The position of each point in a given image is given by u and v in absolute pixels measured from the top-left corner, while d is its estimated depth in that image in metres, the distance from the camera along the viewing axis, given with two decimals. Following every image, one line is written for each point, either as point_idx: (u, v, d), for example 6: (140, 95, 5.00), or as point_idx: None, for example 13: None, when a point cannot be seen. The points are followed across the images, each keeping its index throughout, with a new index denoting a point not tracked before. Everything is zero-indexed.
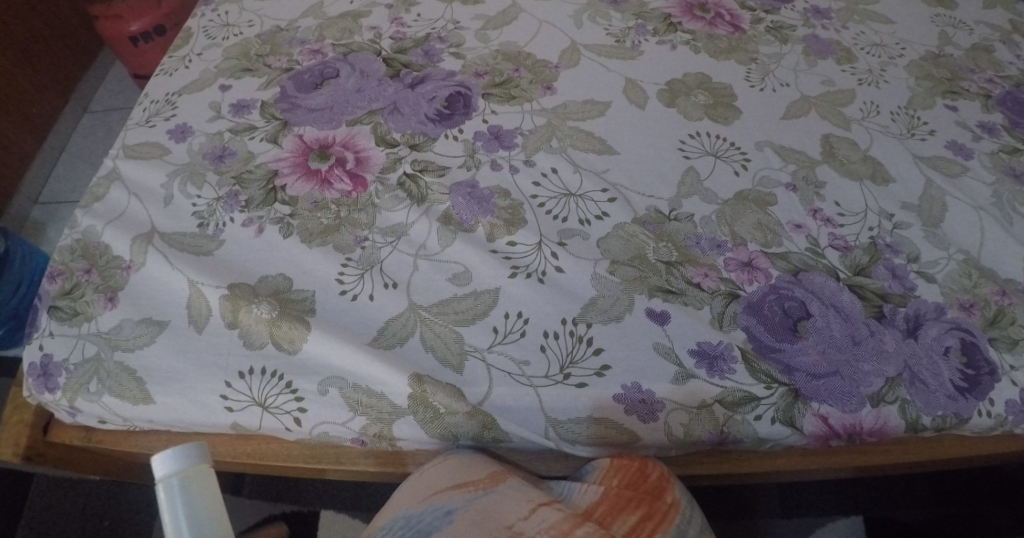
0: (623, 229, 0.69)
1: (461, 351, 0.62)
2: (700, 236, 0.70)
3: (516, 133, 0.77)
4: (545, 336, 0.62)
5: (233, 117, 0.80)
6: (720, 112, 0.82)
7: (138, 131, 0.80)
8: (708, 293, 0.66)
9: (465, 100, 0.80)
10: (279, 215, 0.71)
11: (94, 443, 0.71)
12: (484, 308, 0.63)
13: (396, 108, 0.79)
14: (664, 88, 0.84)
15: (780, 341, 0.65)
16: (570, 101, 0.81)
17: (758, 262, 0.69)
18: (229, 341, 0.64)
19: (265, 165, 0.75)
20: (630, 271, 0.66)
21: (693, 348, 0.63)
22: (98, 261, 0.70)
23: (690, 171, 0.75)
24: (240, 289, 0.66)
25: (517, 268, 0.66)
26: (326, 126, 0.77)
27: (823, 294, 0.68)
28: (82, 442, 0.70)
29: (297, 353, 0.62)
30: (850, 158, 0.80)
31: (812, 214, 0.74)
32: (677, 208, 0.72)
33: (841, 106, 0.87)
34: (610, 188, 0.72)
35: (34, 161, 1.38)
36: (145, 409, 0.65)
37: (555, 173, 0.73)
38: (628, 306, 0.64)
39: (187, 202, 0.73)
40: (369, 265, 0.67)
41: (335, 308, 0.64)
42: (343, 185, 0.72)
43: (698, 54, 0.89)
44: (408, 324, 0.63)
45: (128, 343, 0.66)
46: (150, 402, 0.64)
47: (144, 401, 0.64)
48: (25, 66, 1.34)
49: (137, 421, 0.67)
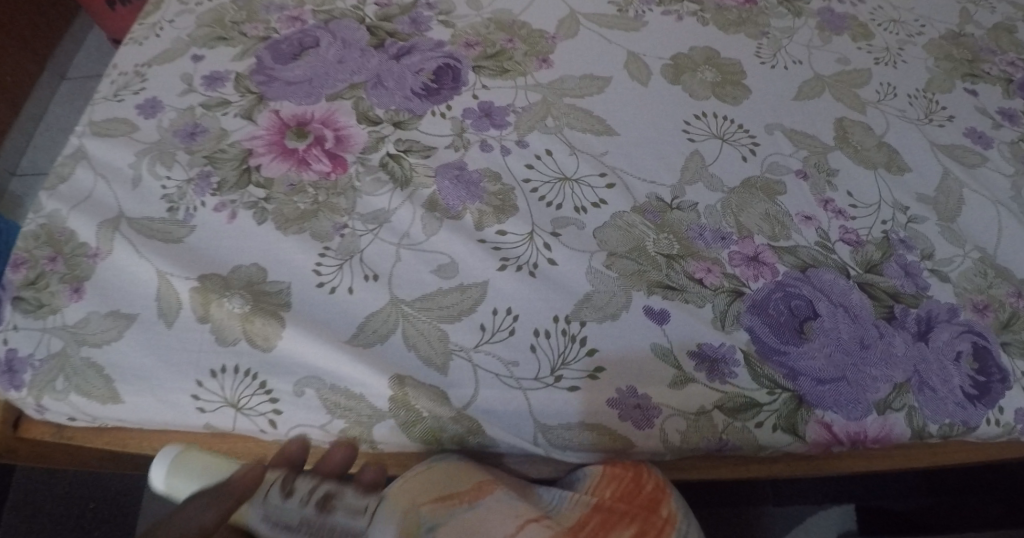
0: (622, 218, 0.64)
1: (446, 350, 0.58)
2: (704, 226, 0.65)
3: (508, 111, 0.70)
4: (536, 335, 0.58)
5: (206, 91, 0.76)
6: (729, 90, 0.75)
7: (106, 106, 0.76)
8: (711, 291, 0.62)
9: (454, 73, 0.74)
10: (253, 199, 0.66)
11: (66, 440, 0.68)
12: (470, 304, 0.59)
13: (380, 82, 0.73)
14: (669, 63, 0.76)
15: (786, 343, 0.61)
16: (567, 76, 0.74)
17: (766, 256, 0.65)
18: (201, 338, 0.61)
19: (239, 144, 0.70)
20: (628, 264, 0.62)
21: (693, 350, 0.60)
22: (63, 249, 0.66)
23: (695, 154, 0.69)
24: (210, 281, 0.62)
25: (507, 260, 0.61)
26: (305, 100, 0.72)
27: (831, 292, 0.65)
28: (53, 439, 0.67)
29: (271, 350, 0.59)
30: (864, 144, 0.75)
31: (822, 204, 0.69)
32: (680, 196, 0.66)
33: (856, 87, 0.80)
34: (608, 172, 0.66)
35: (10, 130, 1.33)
36: (114, 408, 0.62)
37: (549, 155, 0.67)
38: (626, 303, 0.60)
39: (156, 185, 0.69)
40: (347, 254, 0.62)
41: (311, 301, 0.60)
42: (321, 165, 0.67)
43: (705, 26, 0.82)
44: (390, 320, 0.59)
45: (96, 339, 0.62)
46: (118, 401, 0.62)
47: (112, 400, 0.62)
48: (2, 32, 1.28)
49: (105, 420, 0.64)
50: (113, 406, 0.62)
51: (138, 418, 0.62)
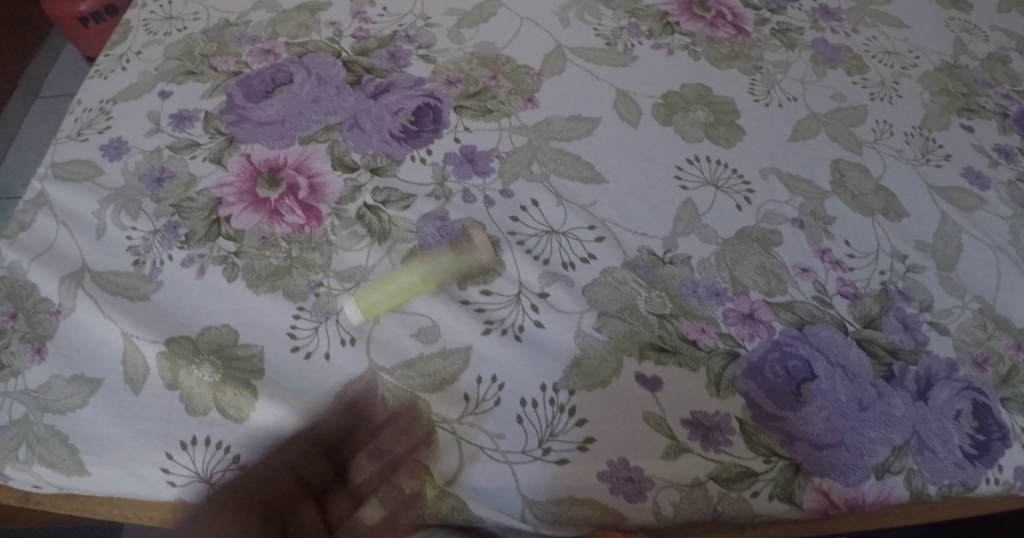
0: (612, 275, 0.61)
1: (429, 421, 0.55)
2: (697, 282, 0.62)
3: (491, 156, 0.67)
4: (523, 405, 0.56)
5: (174, 132, 0.72)
6: (722, 132, 0.71)
7: (70, 146, 0.72)
8: (705, 352, 0.60)
9: (436, 113, 0.69)
10: (223, 253, 0.63)
11: (32, 505, 0.64)
12: (454, 372, 0.57)
13: (356, 123, 0.69)
14: (660, 103, 0.72)
15: (782, 407, 0.59)
16: (554, 117, 0.69)
17: (761, 314, 0.62)
18: (170, 405, 0.58)
19: (207, 192, 0.67)
20: (619, 326, 0.59)
21: (686, 418, 0.57)
22: (24, 304, 0.63)
23: (688, 204, 0.66)
24: (179, 345, 0.59)
25: (491, 323, 0.58)
26: (277, 143, 0.69)
27: (828, 351, 0.62)
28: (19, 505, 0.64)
29: (243, 421, 0.57)
30: (861, 188, 0.73)
31: (819, 255, 0.67)
32: (673, 249, 0.63)
33: (853, 126, 0.78)
34: (597, 224, 0.63)
35: None
36: (79, 480, 0.58)
37: (536, 206, 0.64)
38: (616, 369, 0.58)
39: (121, 235, 0.65)
40: (325, 315, 0.59)
41: (286, 368, 0.58)
42: (295, 217, 0.64)
43: (697, 61, 0.77)
44: (369, 389, 0.56)
45: (59, 405, 0.59)
46: (83, 473, 0.58)
47: (78, 472, 0.58)
48: None
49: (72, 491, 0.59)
50: (78, 479, 0.58)
51: (106, 491, 0.58)
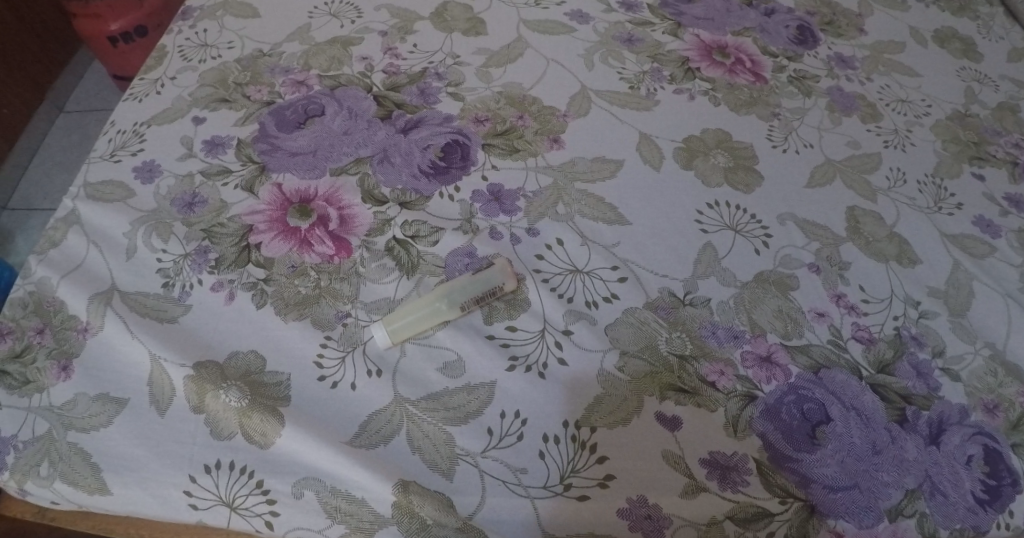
0: (633, 315, 0.62)
1: (452, 454, 0.56)
2: (717, 325, 0.64)
3: (518, 194, 0.68)
4: (546, 441, 0.57)
5: (207, 157, 0.73)
6: (741, 177, 0.73)
7: (102, 166, 0.73)
8: (724, 394, 0.61)
9: (464, 151, 0.71)
10: (252, 280, 0.64)
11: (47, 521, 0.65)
12: (478, 406, 0.58)
13: (386, 157, 0.70)
14: (682, 146, 0.74)
15: (798, 450, 0.60)
16: (579, 158, 0.71)
17: (778, 357, 0.64)
18: (195, 429, 0.59)
19: (238, 218, 0.68)
20: (640, 365, 0.60)
21: (705, 457, 0.58)
22: (52, 320, 0.64)
23: (708, 247, 0.67)
24: (206, 370, 0.60)
25: (516, 359, 0.60)
26: (308, 174, 0.70)
27: (843, 394, 0.63)
28: (35, 519, 0.65)
29: (268, 447, 0.58)
30: (876, 234, 0.75)
31: (835, 300, 0.68)
32: (693, 291, 0.65)
33: (867, 173, 0.80)
34: (620, 265, 0.65)
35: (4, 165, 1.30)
36: (100, 499, 0.59)
37: (560, 245, 0.66)
38: (636, 408, 0.59)
39: (152, 257, 0.66)
40: (352, 345, 0.61)
41: (313, 396, 0.59)
42: (324, 248, 0.65)
43: (717, 106, 0.79)
44: (395, 420, 0.57)
45: (83, 422, 0.60)
46: (106, 492, 0.59)
47: (98, 491, 0.59)
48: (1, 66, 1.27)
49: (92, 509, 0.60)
50: (99, 497, 0.59)
51: (126, 511, 0.59)
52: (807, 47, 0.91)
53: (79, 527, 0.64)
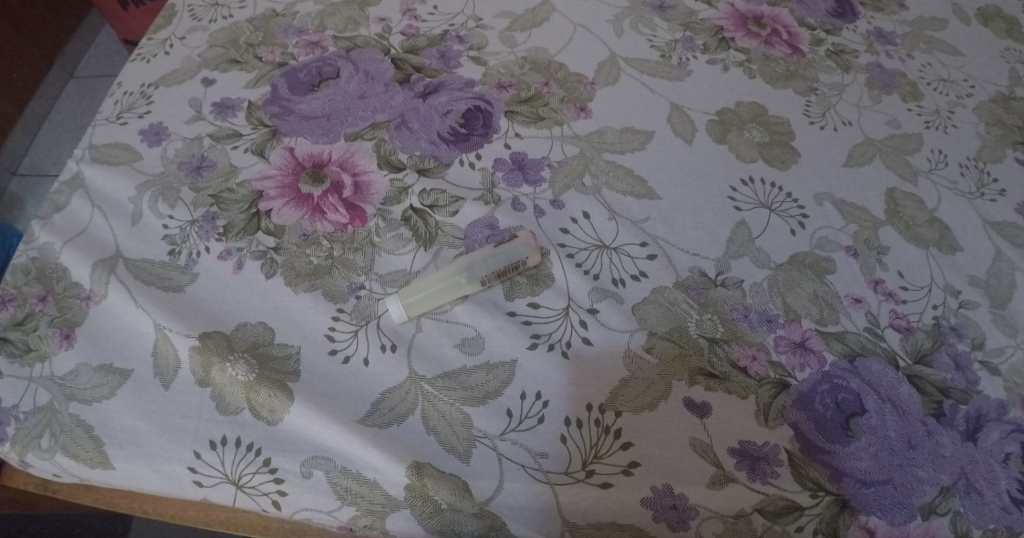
0: (662, 295, 0.59)
1: (469, 436, 0.53)
2: (750, 307, 0.60)
3: (542, 164, 0.65)
4: (568, 425, 0.54)
5: (216, 120, 0.69)
6: (777, 153, 0.69)
7: (108, 129, 0.70)
8: (756, 380, 0.57)
9: (485, 117, 0.67)
10: (262, 248, 0.61)
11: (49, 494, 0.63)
12: (497, 385, 0.55)
13: (404, 122, 0.67)
14: (715, 119, 0.70)
15: (831, 441, 0.57)
16: (606, 128, 0.68)
17: (813, 343, 0.60)
18: (200, 403, 0.56)
19: (248, 184, 0.64)
20: (669, 347, 0.57)
21: (734, 447, 0.55)
22: (55, 287, 0.61)
23: (741, 225, 0.64)
24: (212, 341, 0.58)
25: (538, 337, 0.57)
26: (321, 139, 0.66)
27: (880, 385, 0.60)
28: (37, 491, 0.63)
29: (276, 424, 0.55)
30: (915, 219, 0.70)
31: (872, 285, 0.64)
32: (725, 271, 0.61)
33: (907, 154, 0.75)
34: (649, 241, 0.61)
35: (13, 128, 1.28)
36: (103, 473, 0.57)
37: (586, 219, 0.62)
38: (664, 392, 0.55)
39: (157, 223, 0.63)
40: (365, 318, 0.58)
41: (324, 372, 0.56)
42: (338, 216, 0.62)
43: (752, 78, 0.74)
44: (409, 398, 0.54)
45: (85, 394, 0.57)
46: (108, 466, 0.56)
47: (101, 465, 0.56)
48: (8, 27, 1.23)
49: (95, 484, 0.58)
50: (102, 472, 0.56)
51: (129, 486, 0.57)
52: (846, 20, 0.86)
53: (83, 500, 0.62)
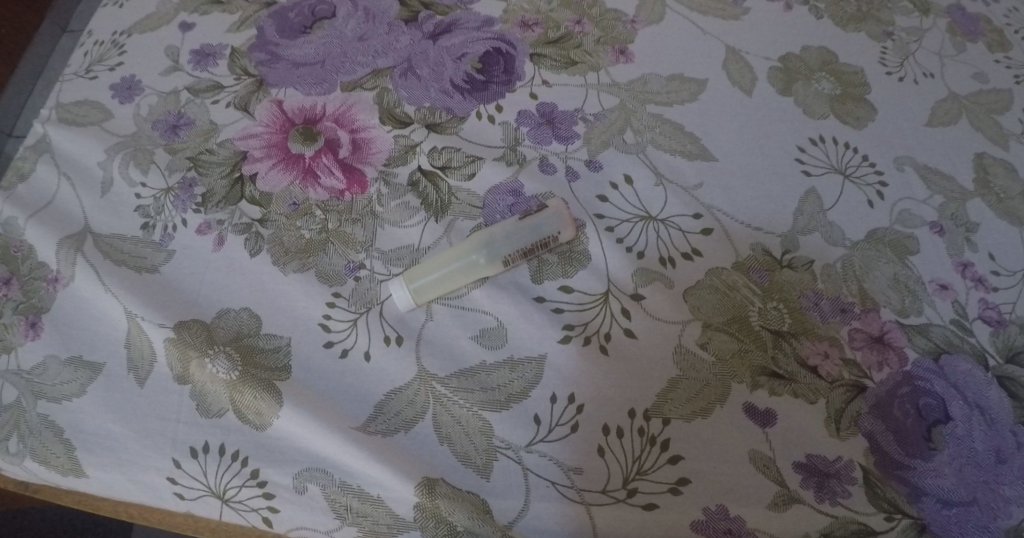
0: (719, 277, 0.50)
1: (490, 447, 0.45)
2: (821, 294, 0.50)
3: (575, 118, 0.55)
4: (605, 434, 0.45)
5: (194, 70, 0.59)
6: (850, 108, 0.58)
7: (76, 83, 0.61)
8: (827, 382, 0.48)
9: (507, 61, 0.57)
10: (245, 221, 0.52)
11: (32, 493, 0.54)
12: (522, 386, 0.46)
13: (411, 69, 0.57)
14: (778, 66, 0.59)
15: (911, 454, 0.48)
16: (650, 75, 0.57)
17: (894, 337, 0.50)
18: (179, 402, 0.49)
19: (230, 143, 0.55)
20: (727, 341, 0.48)
21: (799, 461, 0.46)
22: (19, 268, 0.53)
23: (811, 194, 0.54)
24: (190, 332, 0.49)
25: (571, 329, 0.48)
26: (314, 90, 0.57)
27: (966, 388, 0.50)
28: (18, 490, 0.54)
29: (264, 429, 0.47)
30: (1008, 191, 0.57)
31: (959, 269, 0.53)
32: (792, 249, 0.51)
33: (997, 113, 0.61)
34: (702, 212, 0.52)
35: None
36: (75, 482, 0.49)
37: (627, 184, 0.53)
38: (720, 396, 0.47)
39: (130, 192, 0.55)
40: (366, 304, 0.49)
41: (320, 368, 0.48)
42: (333, 181, 0.53)
43: (820, 19, 0.63)
44: (419, 400, 0.46)
45: (53, 391, 0.50)
46: (80, 474, 0.49)
47: (73, 472, 0.49)
48: None
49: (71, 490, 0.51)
50: (74, 480, 0.49)
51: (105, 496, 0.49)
52: None
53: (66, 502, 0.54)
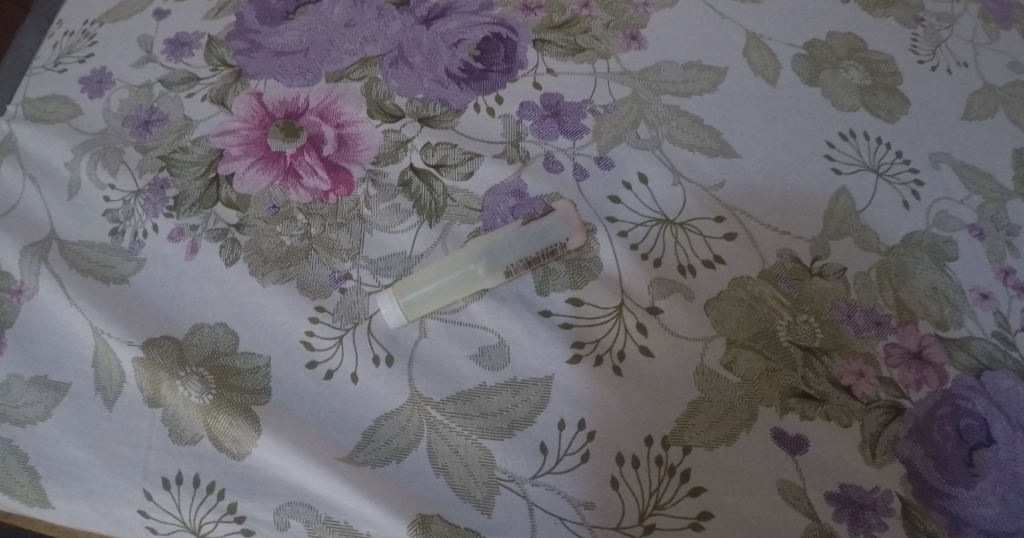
0: (743, 287, 0.45)
1: (491, 478, 0.41)
2: (854, 306, 0.46)
3: (583, 110, 0.50)
4: (619, 464, 0.41)
5: (169, 61, 0.55)
6: (881, 99, 0.54)
7: (44, 78, 0.56)
8: (862, 404, 0.44)
9: (507, 48, 0.52)
10: (221, 226, 0.48)
11: None
12: (527, 411, 0.42)
13: (403, 58, 0.52)
14: (803, 54, 0.54)
15: (952, 481, 0.43)
16: (665, 63, 0.53)
17: (933, 353, 0.45)
18: (150, 428, 0.44)
19: (205, 141, 0.51)
20: (753, 360, 0.43)
21: (832, 492, 0.42)
22: None
23: (842, 194, 0.49)
24: (161, 351, 0.45)
25: (581, 346, 0.43)
26: (297, 81, 0.52)
27: (1011, 407, 0.44)
28: None
29: (241, 458, 0.43)
30: None
31: (1001, 276, 0.48)
32: (823, 256, 0.47)
33: None
34: (724, 214, 0.47)
35: None
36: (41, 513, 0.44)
37: (642, 183, 0.48)
38: (745, 421, 0.42)
39: (97, 195, 0.50)
40: (352, 320, 0.45)
41: (303, 391, 0.43)
42: (317, 182, 0.48)
43: (846, 3, 0.58)
44: (412, 427, 0.42)
45: (17, 414, 0.45)
46: (46, 505, 0.44)
47: (39, 503, 0.44)
48: None
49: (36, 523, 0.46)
50: (40, 511, 0.44)
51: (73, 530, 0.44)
52: None
53: None
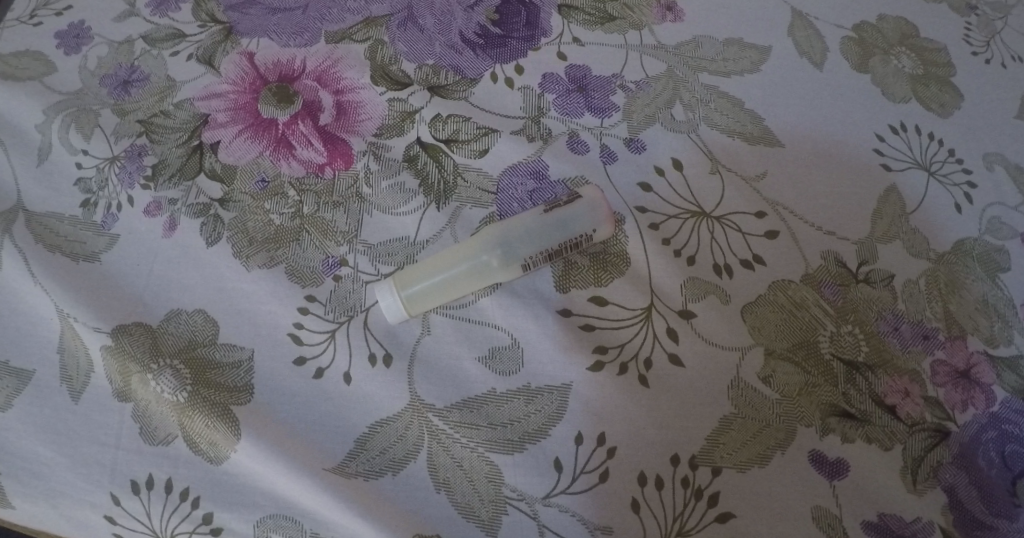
0: (781, 291, 0.41)
1: (498, 497, 0.37)
2: (901, 317, 0.41)
3: (612, 85, 0.46)
4: (641, 485, 0.37)
5: (153, 15, 0.49)
6: (934, 91, 0.48)
7: (15, 30, 0.49)
8: (907, 426, 0.39)
9: (529, 13, 0.47)
10: (204, 201, 0.43)
11: None
12: (540, 422, 0.38)
13: (413, 19, 0.47)
14: (852, 37, 0.49)
15: (996, 513, 0.38)
16: (703, 38, 0.48)
17: (981, 373, 0.41)
18: (119, 425, 0.39)
19: (189, 105, 0.46)
20: (792, 374, 0.39)
21: (871, 522, 0.38)
22: None
23: (892, 192, 0.44)
24: (133, 340, 0.40)
25: (603, 352, 0.39)
26: (294, 41, 0.47)
27: None
28: None
29: (219, 463, 0.38)
30: None
31: None
32: (870, 260, 0.42)
33: None
34: (765, 208, 0.43)
35: None
36: None
37: (675, 168, 0.43)
38: (781, 442, 0.38)
39: (68, 161, 0.44)
40: (347, 312, 0.40)
41: (291, 390, 0.39)
42: (313, 155, 0.43)
43: None
44: (411, 437, 0.37)
45: None
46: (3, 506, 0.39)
47: None
48: None
49: None
50: None
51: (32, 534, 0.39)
52: None
53: None
